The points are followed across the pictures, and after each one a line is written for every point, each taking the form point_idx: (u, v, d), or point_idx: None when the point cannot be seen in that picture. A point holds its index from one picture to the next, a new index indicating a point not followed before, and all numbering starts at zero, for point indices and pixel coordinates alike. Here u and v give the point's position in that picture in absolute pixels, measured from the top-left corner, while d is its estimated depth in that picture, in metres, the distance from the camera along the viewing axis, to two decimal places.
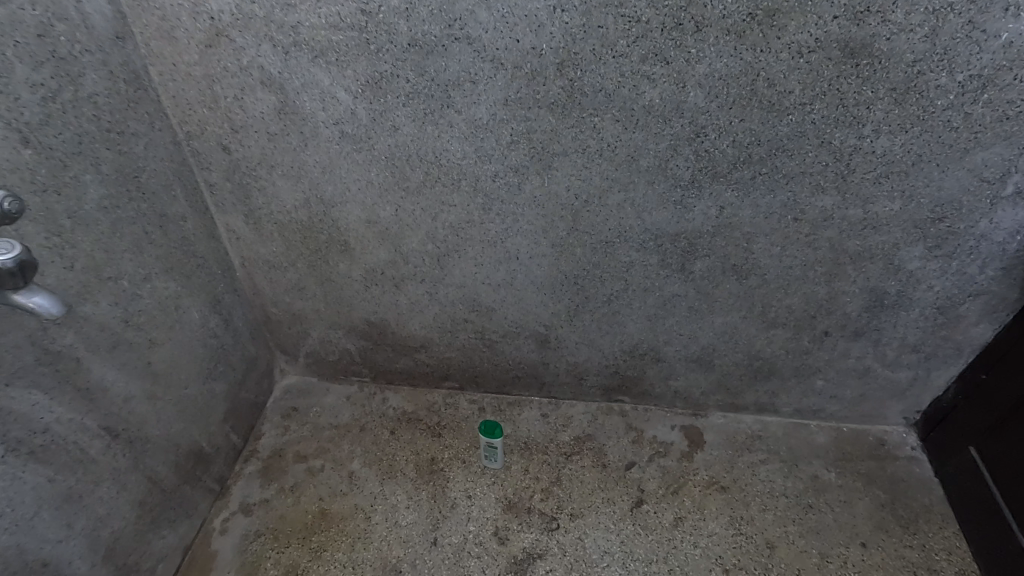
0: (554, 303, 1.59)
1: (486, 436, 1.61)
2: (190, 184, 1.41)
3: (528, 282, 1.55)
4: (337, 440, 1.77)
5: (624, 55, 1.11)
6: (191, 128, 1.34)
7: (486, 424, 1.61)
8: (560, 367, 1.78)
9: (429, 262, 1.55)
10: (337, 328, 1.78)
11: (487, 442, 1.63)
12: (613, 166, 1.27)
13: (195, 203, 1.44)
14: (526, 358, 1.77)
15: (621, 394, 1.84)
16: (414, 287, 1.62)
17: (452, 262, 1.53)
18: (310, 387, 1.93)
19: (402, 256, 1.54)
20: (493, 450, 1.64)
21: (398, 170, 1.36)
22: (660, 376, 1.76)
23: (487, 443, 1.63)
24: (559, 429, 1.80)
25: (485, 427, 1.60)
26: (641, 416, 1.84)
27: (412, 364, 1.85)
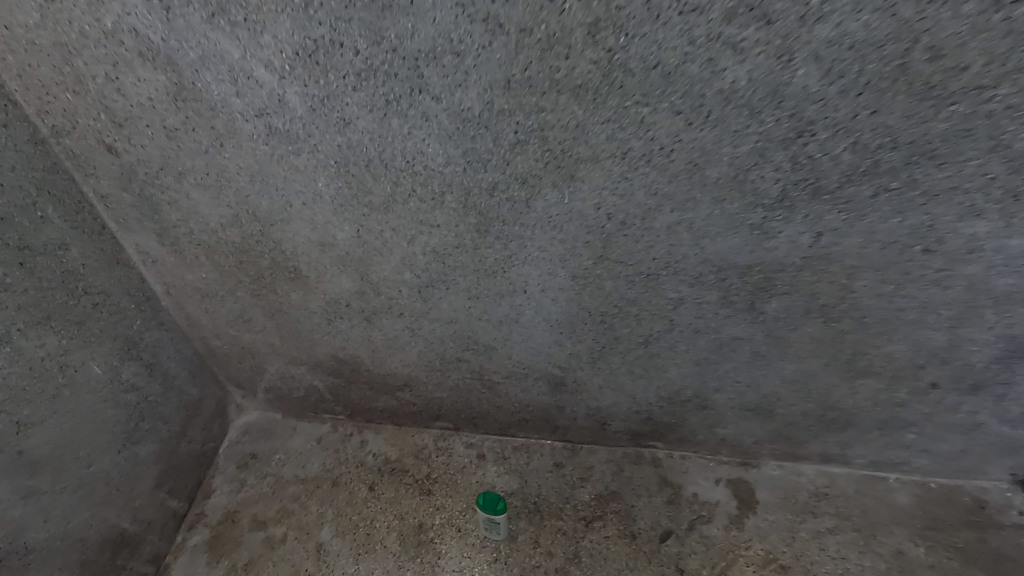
0: (572, 344, 1.22)
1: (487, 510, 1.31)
2: (71, 198, 1.02)
3: (539, 320, 1.17)
4: (304, 499, 1.44)
5: (700, 9, 0.68)
6: (57, 121, 0.93)
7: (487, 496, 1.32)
8: (578, 412, 1.42)
9: (407, 293, 1.16)
10: (298, 364, 1.42)
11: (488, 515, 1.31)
12: (666, 176, 0.87)
13: (82, 223, 1.05)
14: (536, 401, 1.41)
15: (652, 440, 1.49)
16: (391, 321, 1.24)
17: (438, 294, 1.15)
18: (274, 427, 1.59)
19: (371, 285, 1.16)
20: (495, 524, 1.32)
21: (355, 180, 0.96)
22: (704, 424, 1.40)
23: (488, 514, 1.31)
24: (577, 485, 1.46)
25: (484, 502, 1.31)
26: (676, 466, 1.49)
27: (395, 403, 1.50)
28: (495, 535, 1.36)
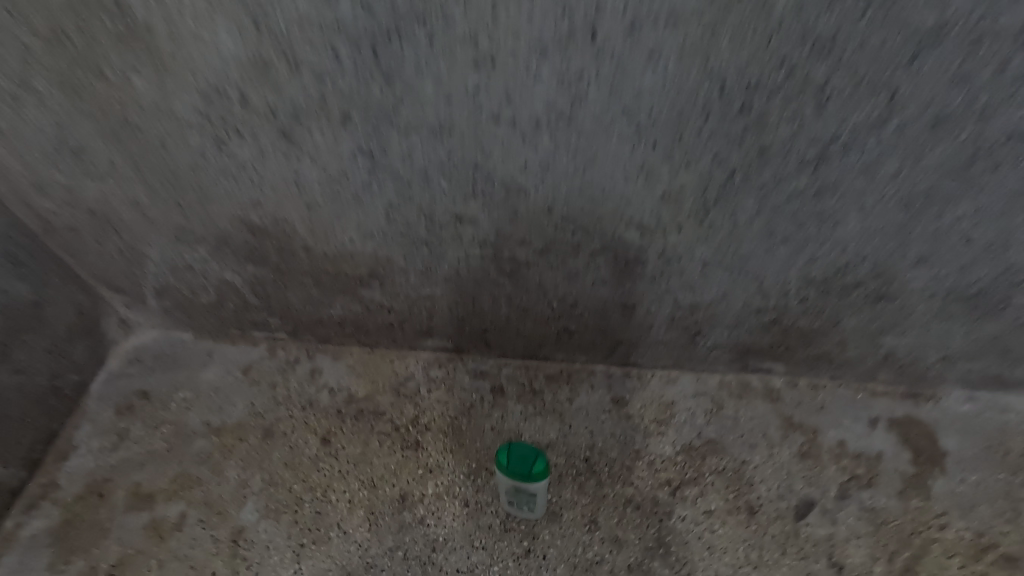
0: (669, 170, 0.65)
1: (511, 471, 0.72)
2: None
3: (613, 112, 0.60)
4: (217, 461, 0.91)
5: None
6: None
7: (514, 447, 0.72)
8: (656, 314, 0.87)
9: (352, 61, 0.58)
10: (191, 244, 0.85)
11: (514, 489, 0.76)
12: None
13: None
14: (588, 296, 0.85)
15: (770, 360, 0.94)
16: (330, 139, 0.67)
17: (413, 58, 0.57)
18: (179, 351, 1.04)
19: (277, 46, 0.58)
20: (525, 496, 0.76)
21: None
22: (867, 329, 0.85)
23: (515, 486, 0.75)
24: (650, 432, 0.92)
25: (509, 467, 0.71)
26: (805, 401, 0.95)
27: (359, 309, 0.95)
28: (525, 514, 0.83)
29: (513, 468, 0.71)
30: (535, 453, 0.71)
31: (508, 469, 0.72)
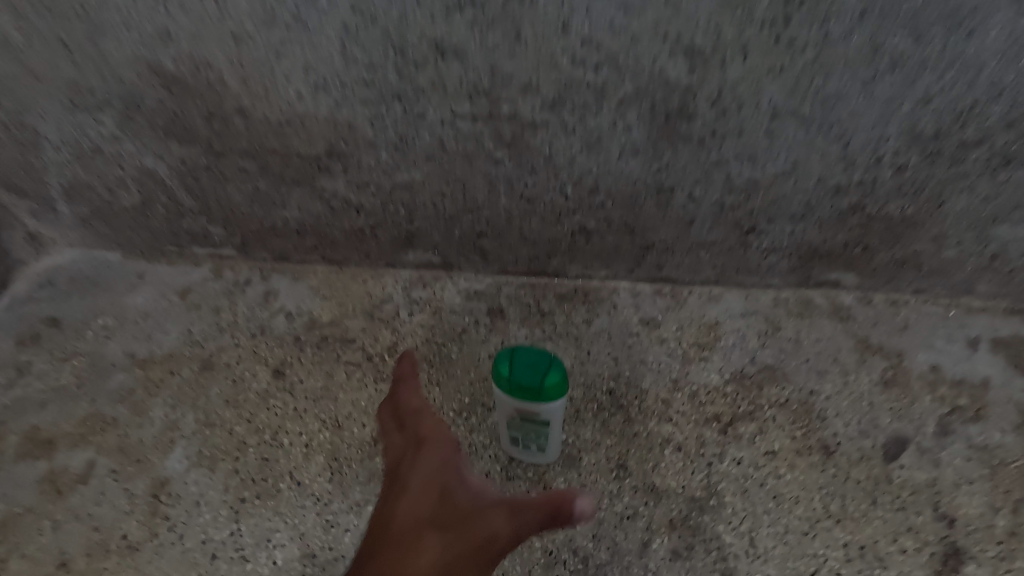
0: None
1: (515, 389, 0.55)
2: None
3: None
4: (140, 398, 0.71)
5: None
6: None
7: (519, 353, 0.55)
8: (700, 200, 0.67)
9: None
10: (93, 111, 0.66)
11: (520, 417, 0.57)
12: None
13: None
14: (613, 176, 0.65)
15: (841, 268, 0.74)
16: None
17: None
18: (101, 273, 0.84)
19: None
20: (533, 432, 0.58)
21: None
22: (978, 215, 0.65)
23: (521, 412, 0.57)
24: (690, 358, 0.72)
25: (513, 380, 0.54)
26: (884, 319, 0.75)
27: (320, 208, 0.75)
28: (533, 458, 0.64)
29: (518, 381, 0.54)
30: (548, 360, 0.55)
31: (510, 384, 0.55)
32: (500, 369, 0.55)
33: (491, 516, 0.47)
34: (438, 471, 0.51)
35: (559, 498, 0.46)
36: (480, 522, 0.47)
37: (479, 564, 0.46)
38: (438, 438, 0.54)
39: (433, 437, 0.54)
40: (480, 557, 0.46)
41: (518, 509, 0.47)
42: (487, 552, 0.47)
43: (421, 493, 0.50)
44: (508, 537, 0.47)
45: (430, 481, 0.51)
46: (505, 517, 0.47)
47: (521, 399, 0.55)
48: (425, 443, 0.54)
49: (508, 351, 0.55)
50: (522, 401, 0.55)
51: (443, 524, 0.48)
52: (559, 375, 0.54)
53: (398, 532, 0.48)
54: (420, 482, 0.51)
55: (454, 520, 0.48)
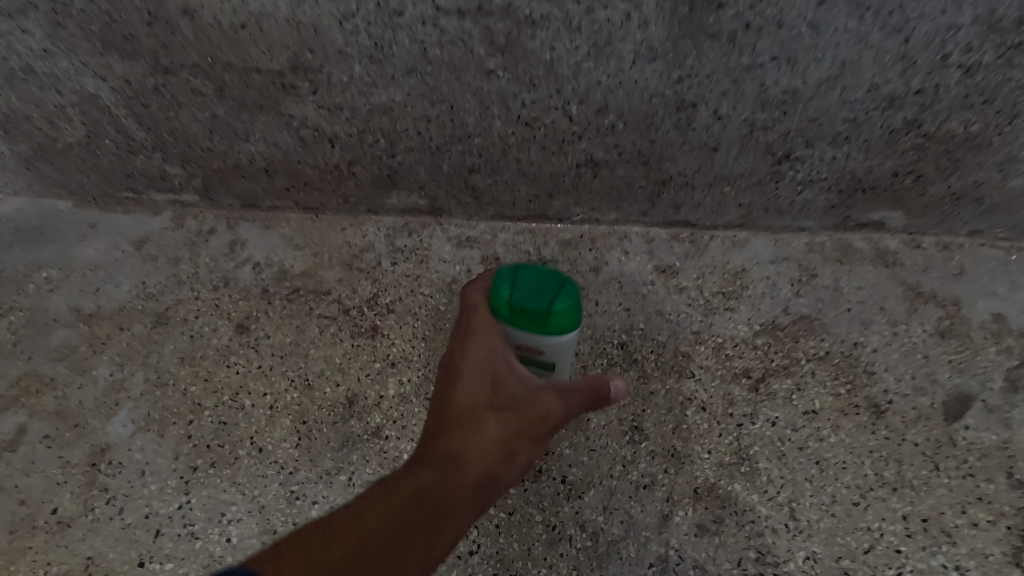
0: None
1: (514, 316, 0.45)
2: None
3: None
4: (83, 356, 0.62)
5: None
6: None
7: (523, 273, 0.46)
8: (727, 118, 0.57)
9: None
10: (17, 19, 0.57)
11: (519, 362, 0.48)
12: None
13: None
14: (625, 87, 0.56)
15: (887, 204, 0.64)
16: None
17: None
18: (48, 223, 0.74)
19: None
20: (528, 373, 0.49)
21: None
22: None
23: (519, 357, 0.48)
24: (714, 308, 0.63)
25: (515, 301, 0.44)
26: (938, 265, 0.65)
27: (289, 140, 0.65)
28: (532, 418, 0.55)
29: (523, 301, 0.44)
30: (559, 282, 0.45)
31: (512, 307, 0.44)
32: (500, 289, 0.45)
33: (546, 399, 0.44)
34: (493, 350, 0.44)
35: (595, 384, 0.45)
36: (537, 404, 0.44)
37: (536, 440, 0.44)
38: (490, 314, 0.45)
39: (485, 317, 0.45)
40: (539, 435, 0.44)
41: (566, 390, 0.45)
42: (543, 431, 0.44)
43: (475, 375, 0.43)
44: (561, 417, 0.44)
45: (482, 368, 0.44)
46: (560, 400, 0.44)
47: (522, 329, 0.45)
48: (474, 316, 0.45)
49: (510, 270, 0.46)
50: (523, 330, 0.45)
51: (501, 407, 0.43)
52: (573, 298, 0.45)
53: (453, 416, 0.42)
54: (469, 370, 0.43)
55: (511, 404, 0.43)
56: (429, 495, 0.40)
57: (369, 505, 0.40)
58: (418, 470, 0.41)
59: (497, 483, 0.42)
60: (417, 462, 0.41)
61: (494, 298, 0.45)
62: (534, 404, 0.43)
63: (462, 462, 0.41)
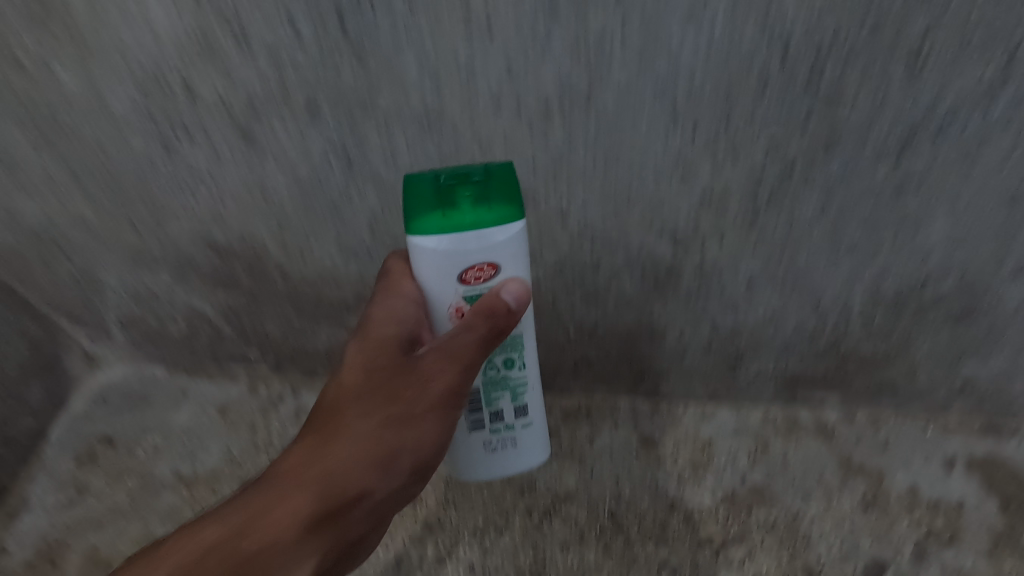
0: (697, 164, 0.52)
1: (457, 196, 0.48)
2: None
3: (632, 101, 0.48)
4: (188, 518, 0.79)
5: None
6: None
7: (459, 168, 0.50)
8: (690, 337, 0.73)
9: (301, 47, 0.47)
10: (150, 265, 0.73)
11: (469, 300, 0.52)
12: None
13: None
14: (612, 320, 0.72)
15: (823, 389, 0.79)
16: (285, 138, 0.54)
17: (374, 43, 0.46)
18: (149, 389, 0.91)
19: (205, 24, 0.47)
20: (488, 191, 0.49)
21: None
22: (944, 353, 0.71)
23: (469, 286, 0.51)
24: (685, 479, 0.78)
25: (452, 180, 0.48)
26: (868, 438, 0.80)
27: (347, 338, 0.82)
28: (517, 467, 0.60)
29: (443, 188, 0.48)
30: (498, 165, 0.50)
31: (440, 208, 0.48)
32: (416, 202, 0.49)
33: (435, 361, 0.50)
34: (399, 319, 0.53)
35: (491, 289, 0.51)
36: (423, 379, 0.51)
37: (426, 416, 0.51)
38: (414, 284, 0.53)
39: (407, 279, 0.54)
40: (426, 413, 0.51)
41: (453, 342, 0.50)
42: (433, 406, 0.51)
43: (383, 350, 0.52)
44: (452, 375, 0.51)
45: (387, 344, 0.52)
46: (447, 367, 0.50)
47: (465, 207, 0.48)
48: (378, 299, 0.54)
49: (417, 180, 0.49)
50: (470, 210, 0.48)
51: (403, 376, 0.51)
52: (495, 172, 0.49)
53: (359, 394, 0.51)
54: (377, 351, 0.53)
55: (408, 376, 0.51)
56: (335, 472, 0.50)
57: (288, 474, 0.50)
58: (330, 443, 0.50)
59: (393, 458, 0.50)
60: (330, 433, 0.51)
61: (415, 215, 0.49)
62: (425, 369, 0.51)
63: (327, 454, 0.50)
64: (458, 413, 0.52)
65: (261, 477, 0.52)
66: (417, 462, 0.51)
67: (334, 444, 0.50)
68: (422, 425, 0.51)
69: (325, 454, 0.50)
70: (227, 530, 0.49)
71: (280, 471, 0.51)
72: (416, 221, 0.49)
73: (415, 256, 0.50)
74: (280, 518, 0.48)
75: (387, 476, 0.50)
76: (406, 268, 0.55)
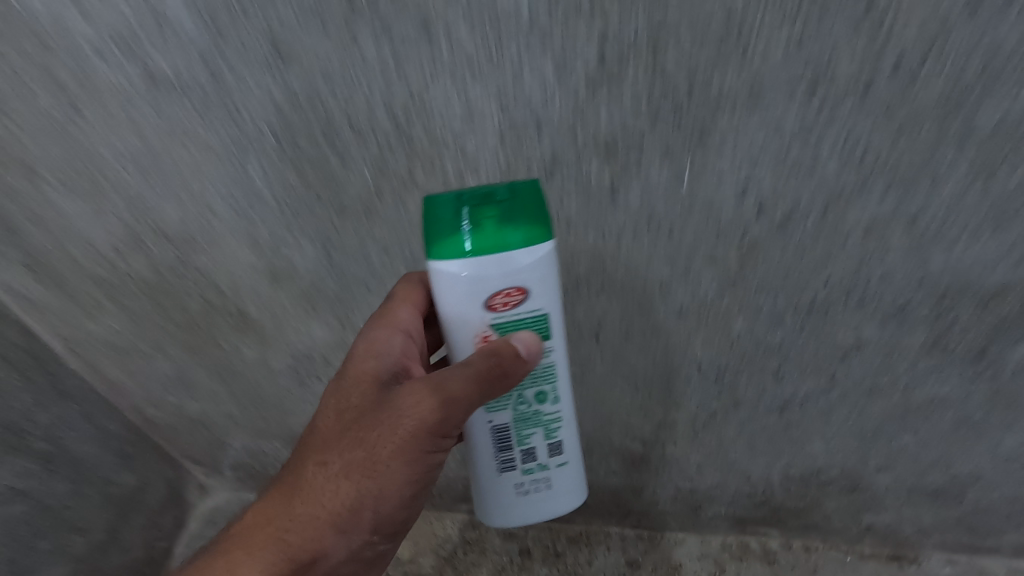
0: (654, 409, 0.79)
1: (480, 210, 0.46)
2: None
3: (610, 380, 0.75)
4: None
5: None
6: None
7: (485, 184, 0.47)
8: (661, 493, 0.99)
9: None
10: (267, 437, 1.01)
11: (496, 328, 0.50)
12: (889, 134, 0.44)
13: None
14: (603, 481, 0.98)
15: (765, 526, 1.04)
16: None
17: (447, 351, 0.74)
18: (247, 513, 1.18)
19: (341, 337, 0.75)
20: (512, 205, 0.46)
21: (312, 171, 0.54)
22: (847, 509, 0.96)
23: (498, 313, 0.49)
24: None
25: (474, 197, 0.46)
26: (801, 563, 1.05)
27: None
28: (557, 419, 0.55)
29: (467, 206, 0.46)
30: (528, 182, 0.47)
31: (462, 233, 0.46)
32: (437, 225, 0.47)
33: (411, 405, 0.52)
34: (388, 353, 0.57)
35: (501, 338, 0.50)
36: (399, 424, 0.52)
37: (399, 458, 0.54)
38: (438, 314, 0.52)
39: (404, 313, 0.58)
40: (398, 455, 0.53)
41: (436, 384, 0.51)
42: (405, 451, 0.53)
43: (370, 388, 0.55)
44: (430, 416, 0.52)
45: (374, 380, 0.55)
46: (417, 410, 0.52)
47: (486, 221, 0.46)
48: (368, 332, 0.58)
49: (437, 202, 0.47)
50: (490, 224, 0.46)
51: (379, 420, 0.53)
52: (520, 190, 0.46)
53: (344, 429, 0.55)
54: (365, 385, 0.55)
55: (385, 418, 0.53)
56: (319, 504, 0.56)
57: (282, 502, 0.58)
58: (317, 472, 0.56)
59: (367, 495, 0.55)
60: (319, 463, 0.56)
61: (434, 240, 0.47)
62: (401, 413, 0.52)
63: (315, 482, 0.56)
64: (425, 473, 0.56)
65: (241, 522, 0.61)
66: (377, 521, 0.56)
67: (292, 506, 0.57)
68: (392, 469, 0.54)
69: (285, 513, 0.57)
70: (237, 548, 0.58)
71: (249, 525, 0.59)
72: (437, 247, 0.47)
73: (437, 286, 0.49)
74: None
75: (362, 510, 0.55)
76: (404, 295, 0.58)
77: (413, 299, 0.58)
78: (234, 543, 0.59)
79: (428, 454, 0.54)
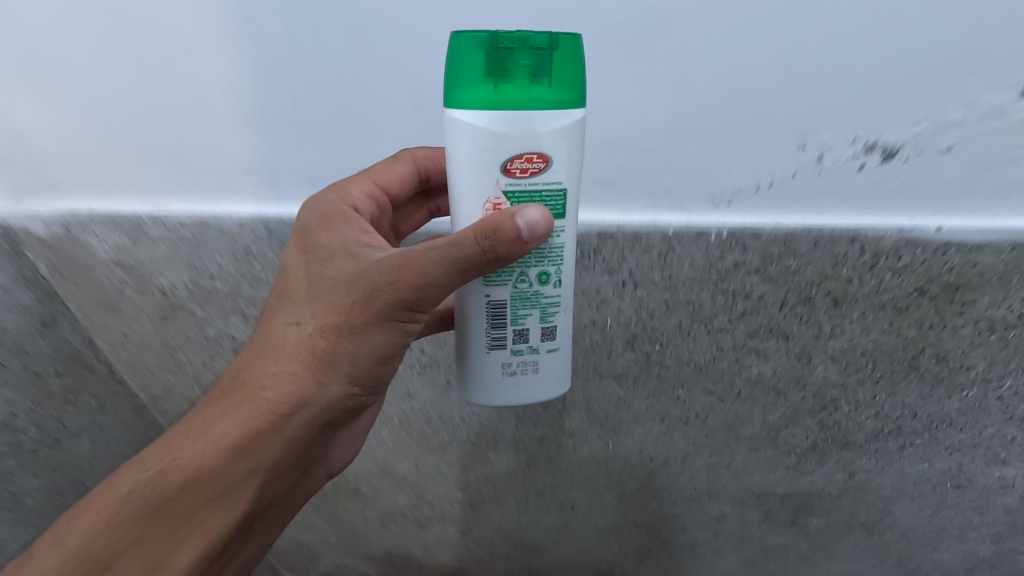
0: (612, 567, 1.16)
1: (513, 50, 0.49)
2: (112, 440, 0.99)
3: (581, 547, 1.14)
4: None
5: (724, 318, 0.76)
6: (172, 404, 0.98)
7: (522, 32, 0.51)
8: None
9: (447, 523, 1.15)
10: None
11: (508, 194, 0.53)
12: (704, 433, 0.91)
13: None
14: None
15: None
16: (431, 548, 1.20)
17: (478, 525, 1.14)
18: None
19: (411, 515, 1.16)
20: (546, 63, 0.50)
21: (415, 432, 1.04)
22: None
23: (514, 180, 0.52)
24: None
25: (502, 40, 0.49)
26: None
27: None
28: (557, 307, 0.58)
29: (499, 52, 0.49)
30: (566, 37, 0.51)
31: (491, 79, 0.50)
32: (462, 69, 0.50)
33: (386, 263, 0.54)
34: (351, 236, 0.60)
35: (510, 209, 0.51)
36: (370, 278, 0.55)
37: (374, 323, 0.56)
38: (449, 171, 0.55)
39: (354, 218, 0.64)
40: (369, 310, 0.55)
41: (421, 248, 0.52)
42: (378, 305, 0.54)
43: (337, 262, 0.58)
44: (410, 276, 0.52)
45: (343, 255, 0.58)
46: (390, 270, 0.53)
47: (517, 65, 0.49)
48: (334, 193, 0.66)
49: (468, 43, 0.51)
50: (518, 63, 0.49)
51: (355, 281, 0.55)
52: (556, 45, 0.50)
53: (314, 280, 0.59)
54: (332, 259, 0.59)
55: (355, 276, 0.56)
56: (292, 346, 0.59)
57: (251, 370, 0.61)
58: (288, 335, 0.59)
59: (332, 355, 0.57)
60: (288, 332, 0.59)
61: (459, 83, 0.51)
62: (375, 266, 0.55)
63: (286, 335, 0.59)
64: (400, 343, 0.58)
65: (215, 391, 0.63)
66: (355, 373, 0.59)
67: (267, 363, 0.60)
68: (369, 337, 0.56)
69: (256, 377, 0.61)
70: (201, 448, 0.61)
71: (224, 390, 0.62)
72: (459, 94, 0.51)
73: (450, 131, 0.52)
74: (186, 454, 0.61)
75: (333, 375, 0.58)
76: (379, 174, 0.69)
77: (390, 171, 0.69)
78: (195, 428, 0.62)
79: (401, 321, 0.56)
